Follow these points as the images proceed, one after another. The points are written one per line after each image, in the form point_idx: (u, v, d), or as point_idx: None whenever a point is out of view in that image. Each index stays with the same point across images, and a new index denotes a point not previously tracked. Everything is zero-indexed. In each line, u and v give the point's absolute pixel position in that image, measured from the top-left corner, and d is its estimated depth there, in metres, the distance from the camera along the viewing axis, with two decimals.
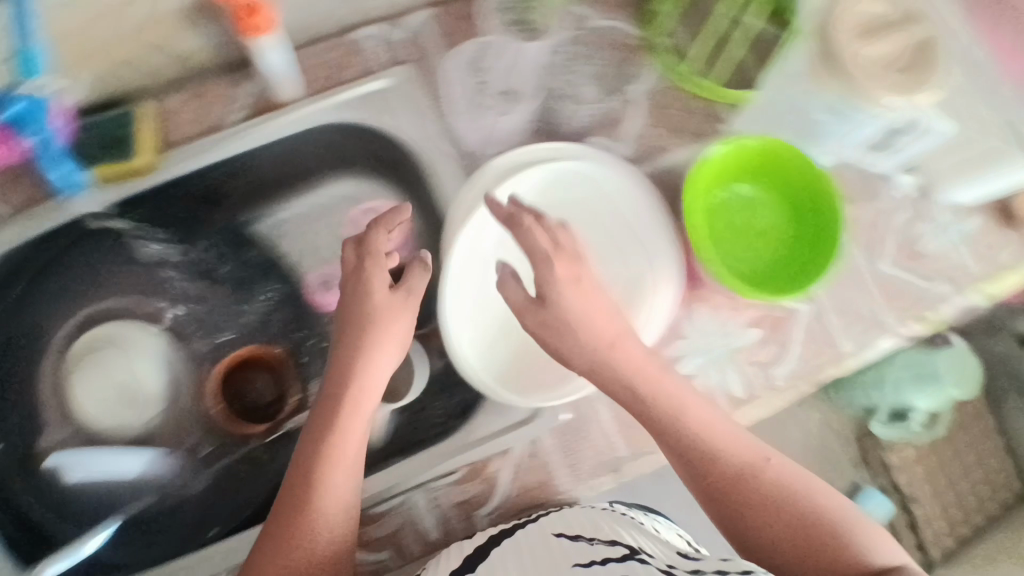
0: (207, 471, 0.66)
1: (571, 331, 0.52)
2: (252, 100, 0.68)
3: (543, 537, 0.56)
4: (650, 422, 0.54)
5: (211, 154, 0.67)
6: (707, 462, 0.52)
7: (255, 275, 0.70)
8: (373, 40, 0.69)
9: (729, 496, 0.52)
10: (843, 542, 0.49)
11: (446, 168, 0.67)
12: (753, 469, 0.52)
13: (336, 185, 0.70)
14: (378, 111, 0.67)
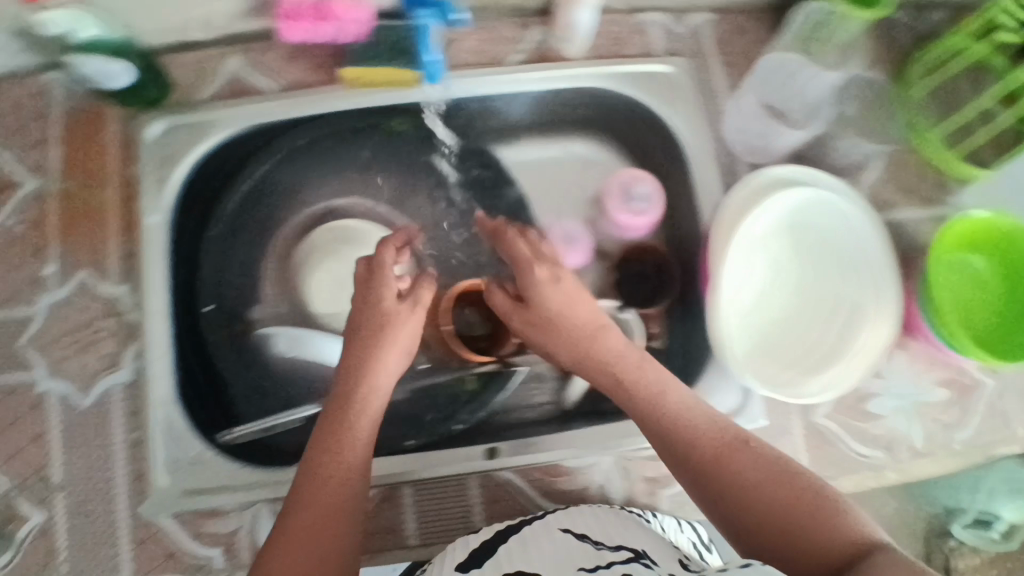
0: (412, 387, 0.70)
1: (551, 324, 0.60)
2: (535, 46, 0.69)
3: (547, 534, 0.55)
4: (654, 414, 0.55)
5: (487, 86, 0.69)
6: (686, 445, 0.53)
7: (483, 203, 0.74)
8: (656, 26, 0.71)
9: (709, 484, 0.51)
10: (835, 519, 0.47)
11: (700, 163, 0.69)
12: (735, 451, 0.52)
13: (584, 146, 0.75)
14: (653, 90, 0.70)
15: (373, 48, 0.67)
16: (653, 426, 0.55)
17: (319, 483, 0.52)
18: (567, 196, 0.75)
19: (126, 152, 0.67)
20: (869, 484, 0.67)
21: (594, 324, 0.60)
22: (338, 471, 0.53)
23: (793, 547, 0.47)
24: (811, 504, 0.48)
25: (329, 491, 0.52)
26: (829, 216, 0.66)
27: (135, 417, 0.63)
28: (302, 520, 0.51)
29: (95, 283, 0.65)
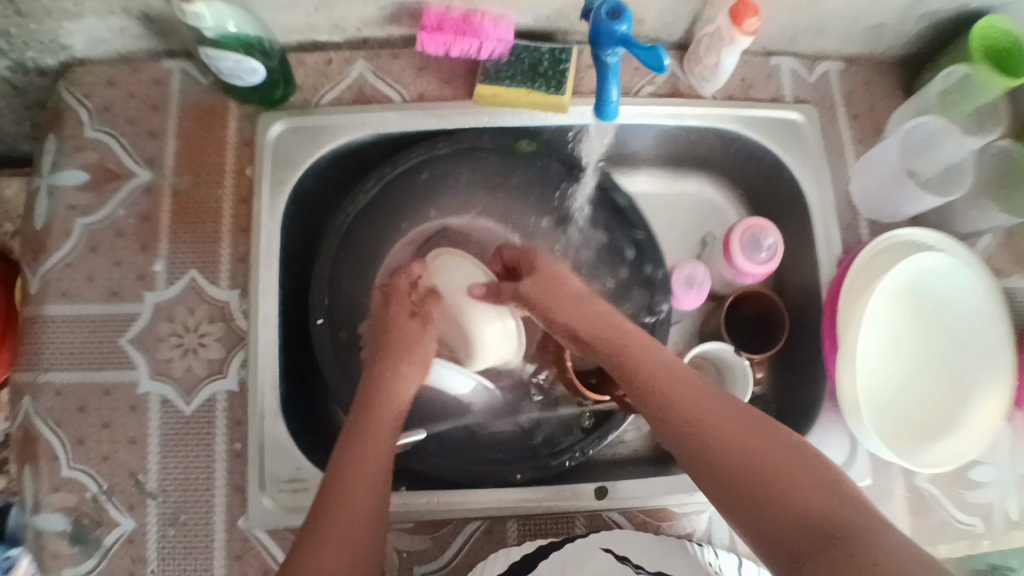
0: (509, 417, 0.68)
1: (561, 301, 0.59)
2: (666, 79, 0.69)
3: (590, 554, 0.55)
4: (661, 394, 0.49)
5: (624, 120, 0.68)
6: (697, 422, 0.46)
7: (613, 242, 0.70)
8: (784, 71, 0.71)
9: (700, 452, 0.45)
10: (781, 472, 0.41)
11: (823, 215, 0.68)
12: (740, 419, 0.45)
13: (700, 184, 0.76)
14: (780, 137, 0.69)
15: (510, 68, 0.65)
16: (651, 405, 0.49)
17: (345, 471, 0.47)
18: (678, 237, 0.75)
19: (247, 150, 0.65)
20: (965, 552, 0.66)
21: (614, 323, 0.56)
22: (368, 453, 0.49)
23: (770, 513, 0.40)
24: (795, 460, 0.42)
25: (368, 473, 0.47)
26: (946, 282, 0.67)
27: (237, 427, 0.60)
28: (339, 502, 0.45)
29: (204, 284, 0.63)
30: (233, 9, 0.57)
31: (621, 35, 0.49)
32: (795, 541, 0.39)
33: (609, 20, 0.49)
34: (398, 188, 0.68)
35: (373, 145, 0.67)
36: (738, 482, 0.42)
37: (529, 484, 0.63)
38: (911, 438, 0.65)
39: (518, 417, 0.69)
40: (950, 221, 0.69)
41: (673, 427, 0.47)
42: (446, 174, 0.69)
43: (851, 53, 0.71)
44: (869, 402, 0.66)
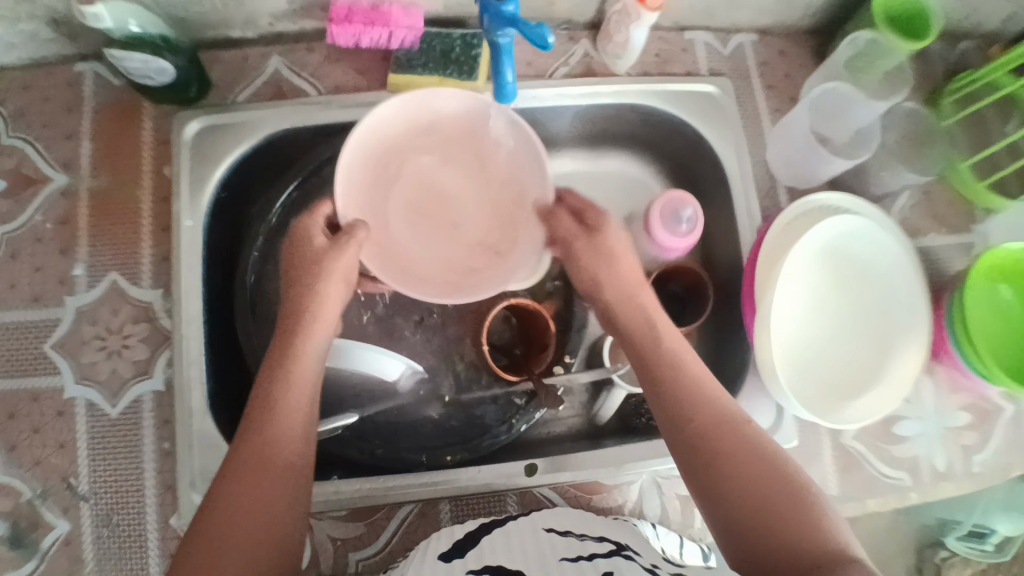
0: (445, 399, 0.68)
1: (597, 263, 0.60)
2: (584, 60, 0.70)
3: (532, 532, 0.55)
4: (673, 384, 0.53)
5: (532, 104, 0.69)
6: (716, 426, 0.50)
7: None
8: (700, 45, 0.73)
9: (703, 451, 0.49)
10: (728, 437, 0.50)
11: (743, 185, 0.69)
12: (737, 436, 0.50)
13: (621, 162, 0.77)
14: (697, 110, 0.70)
15: (422, 56, 0.66)
16: (643, 356, 0.56)
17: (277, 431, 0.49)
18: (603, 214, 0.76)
19: (163, 149, 0.66)
20: (893, 505, 0.68)
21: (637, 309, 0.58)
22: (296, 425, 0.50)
23: (745, 519, 0.46)
24: (730, 431, 0.50)
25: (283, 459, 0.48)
26: (864, 244, 0.68)
27: (165, 426, 0.61)
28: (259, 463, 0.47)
29: (126, 286, 0.63)
30: (134, 9, 0.57)
31: (510, 16, 0.48)
32: (748, 499, 0.47)
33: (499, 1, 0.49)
34: None
35: (291, 138, 0.67)
36: (734, 490, 0.47)
37: (459, 465, 0.63)
38: (831, 399, 0.65)
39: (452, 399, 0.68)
40: (865, 182, 0.73)
41: (673, 414, 0.52)
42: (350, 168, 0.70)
43: (765, 26, 0.73)
44: (790, 362, 0.67)
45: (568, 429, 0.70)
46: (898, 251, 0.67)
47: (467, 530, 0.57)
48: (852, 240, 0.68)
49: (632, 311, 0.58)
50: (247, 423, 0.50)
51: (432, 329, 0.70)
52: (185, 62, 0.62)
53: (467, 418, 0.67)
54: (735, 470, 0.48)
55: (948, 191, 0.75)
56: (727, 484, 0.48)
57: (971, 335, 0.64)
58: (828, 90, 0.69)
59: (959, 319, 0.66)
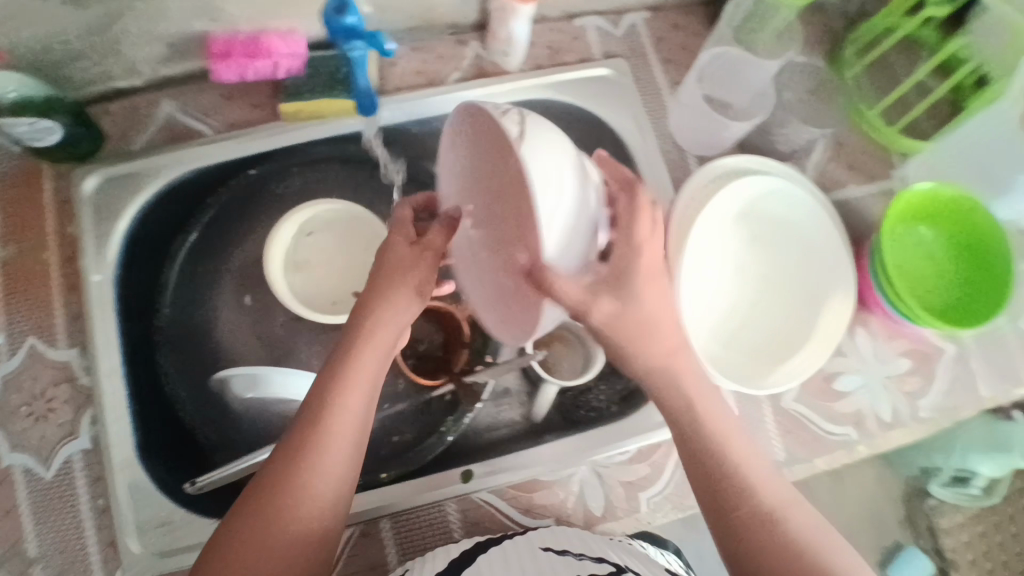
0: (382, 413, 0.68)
1: (640, 339, 0.49)
2: (476, 61, 0.70)
3: (529, 550, 0.55)
4: (722, 462, 0.49)
5: (426, 112, 0.68)
6: (766, 512, 0.48)
7: None
8: (592, 30, 0.72)
9: (749, 541, 0.47)
10: (774, 528, 0.47)
11: (651, 163, 0.68)
12: (781, 533, 0.47)
13: None
14: (597, 94, 0.70)
15: (309, 81, 0.66)
16: (680, 430, 0.51)
17: (301, 472, 0.47)
18: None
19: (65, 211, 0.66)
20: (843, 460, 0.68)
21: (670, 364, 0.51)
22: (336, 466, 0.48)
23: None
24: (773, 522, 0.48)
25: (309, 503, 0.47)
26: (797, 208, 0.68)
27: (98, 483, 0.61)
28: (276, 502, 0.46)
29: (44, 348, 0.63)
30: (14, 76, 0.58)
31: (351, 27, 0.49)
32: None
33: (336, 16, 0.49)
34: (223, 224, 0.68)
35: (195, 181, 0.67)
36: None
37: (395, 481, 0.63)
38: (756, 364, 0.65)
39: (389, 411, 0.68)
40: (775, 142, 0.72)
41: (720, 501, 0.49)
42: (271, 199, 0.69)
43: (653, 1, 0.73)
44: (713, 330, 0.67)
45: (509, 429, 0.69)
46: (813, 206, 0.68)
47: (463, 549, 0.56)
48: (769, 202, 0.69)
49: (666, 386, 0.51)
50: (285, 447, 0.48)
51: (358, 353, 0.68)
52: (72, 118, 0.62)
53: (400, 447, 0.66)
54: (789, 561, 0.46)
55: (866, 139, 0.75)
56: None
57: (903, 295, 0.64)
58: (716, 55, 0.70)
59: (894, 293, 0.65)
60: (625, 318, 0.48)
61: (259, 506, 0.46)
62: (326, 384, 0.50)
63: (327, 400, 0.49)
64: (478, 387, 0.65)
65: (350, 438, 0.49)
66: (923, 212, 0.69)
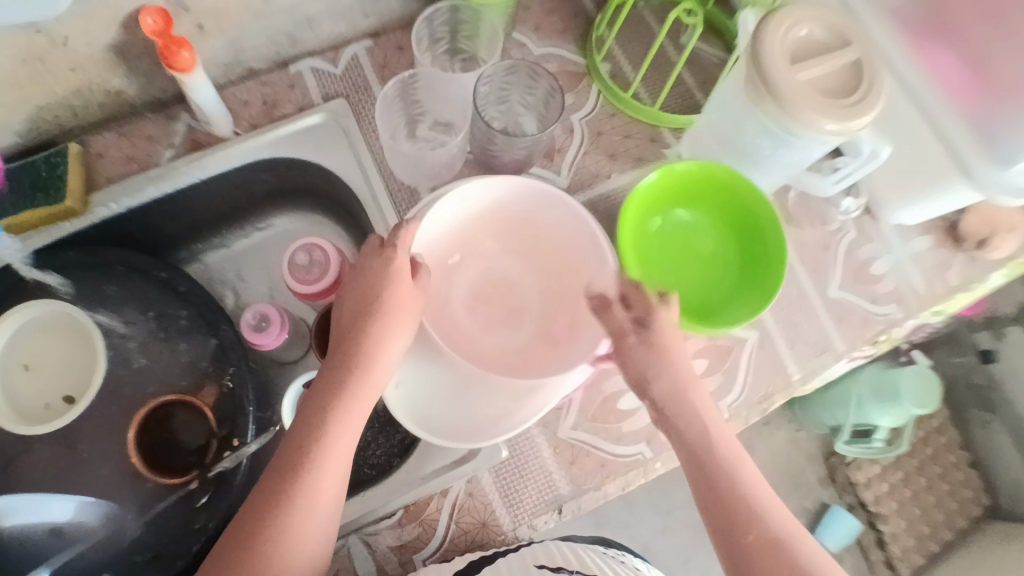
0: (145, 516, 0.63)
1: (661, 356, 0.52)
2: (189, 134, 0.67)
3: (525, 567, 0.56)
4: (731, 482, 0.48)
5: (139, 199, 0.65)
6: (788, 534, 0.47)
7: (197, 326, 0.68)
8: (310, 72, 0.68)
9: (763, 565, 0.46)
10: (788, 545, 0.46)
11: (377, 204, 0.64)
12: (792, 549, 0.46)
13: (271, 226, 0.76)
14: (316, 146, 0.66)
15: (6, 196, 0.63)
16: (685, 447, 0.51)
17: (297, 523, 0.45)
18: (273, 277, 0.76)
19: None
20: (639, 479, 0.64)
21: (684, 384, 0.53)
22: (324, 516, 0.47)
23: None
24: (786, 535, 0.47)
25: (301, 555, 0.46)
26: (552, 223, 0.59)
27: None
28: (271, 554, 0.45)
29: None
30: None
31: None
32: None
33: None
34: None
35: None
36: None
37: None
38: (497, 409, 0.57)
39: (154, 510, 0.63)
40: None
41: (726, 516, 0.48)
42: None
43: (368, 27, 0.68)
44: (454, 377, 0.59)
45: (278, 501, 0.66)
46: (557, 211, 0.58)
47: (456, 569, 0.56)
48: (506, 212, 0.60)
49: (672, 404, 0.52)
50: (269, 493, 0.46)
51: (120, 458, 0.64)
52: None
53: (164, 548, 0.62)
54: None
55: (628, 122, 0.68)
56: None
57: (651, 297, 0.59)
58: (409, 78, 0.63)
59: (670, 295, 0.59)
60: (668, 344, 0.53)
61: (250, 551, 0.44)
62: (314, 426, 0.49)
63: (318, 444, 0.48)
64: (231, 476, 0.65)
65: (339, 488, 0.48)
66: (676, 194, 0.64)
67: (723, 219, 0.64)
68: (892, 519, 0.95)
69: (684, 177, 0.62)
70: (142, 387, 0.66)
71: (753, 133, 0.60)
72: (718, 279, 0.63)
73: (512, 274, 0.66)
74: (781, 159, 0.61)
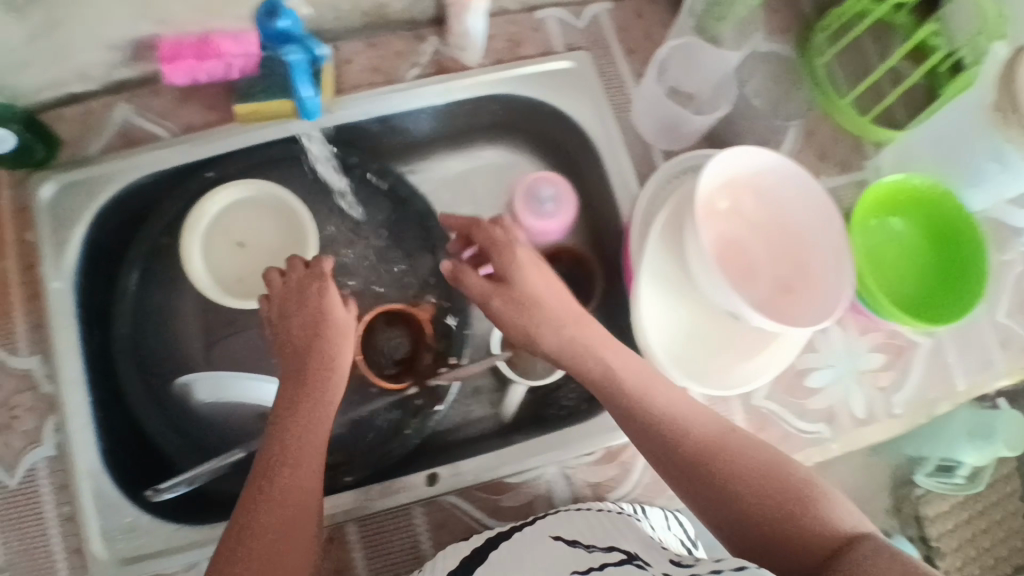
0: (349, 413, 0.67)
1: (539, 303, 0.56)
2: (434, 57, 0.69)
3: (540, 542, 0.53)
4: (651, 416, 0.52)
5: (384, 108, 0.67)
6: (718, 449, 0.50)
7: (425, 241, 0.70)
8: (554, 22, 0.71)
9: (710, 472, 0.49)
10: (714, 443, 0.50)
11: (613, 156, 0.68)
12: (726, 440, 0.51)
13: (488, 152, 0.73)
14: (559, 89, 0.69)
15: (262, 82, 0.65)
16: (605, 389, 0.54)
17: (283, 475, 0.49)
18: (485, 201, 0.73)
19: (23, 218, 0.64)
20: (814, 458, 0.67)
21: (561, 319, 0.56)
22: (310, 468, 0.51)
23: (802, 543, 0.45)
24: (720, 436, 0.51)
25: (298, 502, 0.49)
26: (794, 195, 0.64)
27: (65, 490, 0.60)
28: (267, 504, 0.48)
29: (4, 358, 0.62)
30: None
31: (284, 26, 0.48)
32: (778, 503, 0.47)
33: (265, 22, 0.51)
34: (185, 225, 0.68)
35: (152, 186, 0.66)
36: (766, 517, 0.47)
37: (361, 484, 0.63)
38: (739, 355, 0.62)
39: (357, 411, 0.67)
40: (745, 137, 0.71)
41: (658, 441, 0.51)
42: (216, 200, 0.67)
43: None
44: (697, 329, 0.62)
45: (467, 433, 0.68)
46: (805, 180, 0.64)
47: (473, 547, 0.55)
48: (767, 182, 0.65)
49: (579, 352, 0.56)
50: (257, 472, 0.50)
51: None
52: (25, 129, 0.62)
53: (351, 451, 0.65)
54: (740, 477, 0.49)
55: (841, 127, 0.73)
56: (740, 491, 0.48)
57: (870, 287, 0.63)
58: (676, 48, 0.69)
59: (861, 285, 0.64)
60: (547, 280, 0.57)
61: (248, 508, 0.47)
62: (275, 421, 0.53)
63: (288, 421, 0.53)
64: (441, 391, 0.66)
65: (318, 449, 0.52)
66: (905, 202, 0.67)
67: (941, 235, 0.66)
68: (950, 556, 1.00)
69: (920, 188, 0.66)
70: (345, 288, 0.69)
71: (986, 153, 0.65)
72: (928, 285, 0.66)
73: (752, 241, 0.66)
74: (1002, 181, 0.66)
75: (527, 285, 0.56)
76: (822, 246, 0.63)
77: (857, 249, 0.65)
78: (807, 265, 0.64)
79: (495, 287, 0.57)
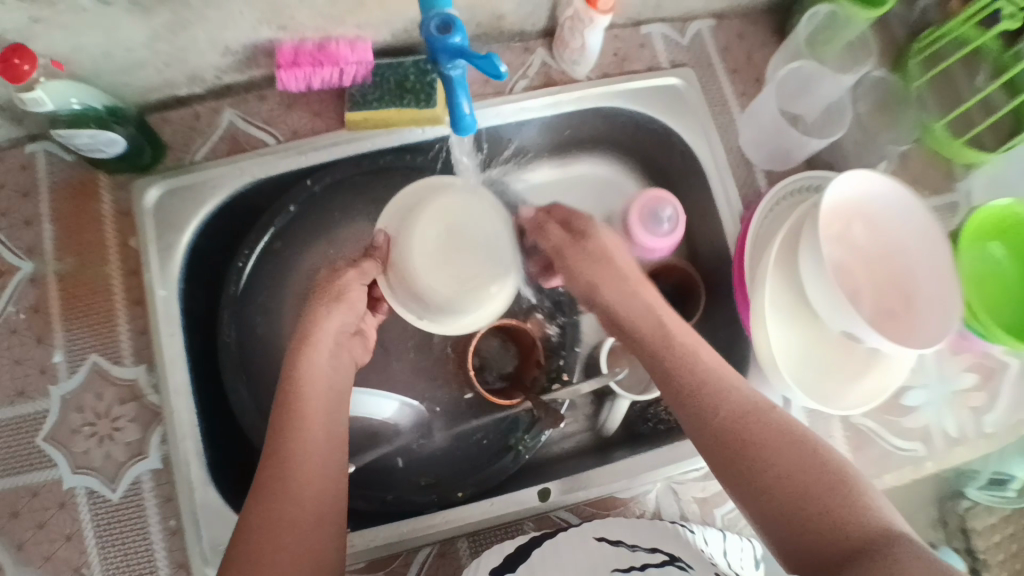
0: (453, 428, 0.68)
1: (601, 265, 0.60)
2: (542, 70, 0.69)
3: (583, 542, 0.51)
4: (696, 395, 0.50)
5: (494, 120, 0.67)
6: (755, 440, 0.46)
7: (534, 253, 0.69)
8: (659, 38, 0.71)
9: (742, 449, 0.46)
10: (754, 423, 0.47)
11: (719, 173, 0.69)
12: (762, 418, 0.47)
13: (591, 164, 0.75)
14: (662, 106, 0.69)
15: (375, 89, 0.65)
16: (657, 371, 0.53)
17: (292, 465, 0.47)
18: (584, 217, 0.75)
19: (126, 221, 0.63)
20: (909, 477, 0.68)
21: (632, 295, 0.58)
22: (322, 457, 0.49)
23: (838, 543, 0.40)
24: (756, 414, 0.48)
25: (306, 491, 0.47)
26: (904, 218, 0.65)
27: (168, 504, 0.58)
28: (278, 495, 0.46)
29: (108, 366, 0.61)
30: (75, 86, 0.55)
31: (458, 47, 0.47)
32: (804, 486, 0.43)
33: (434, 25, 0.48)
34: (294, 223, 0.68)
35: (255, 190, 0.66)
36: (810, 523, 0.42)
37: (469, 500, 0.62)
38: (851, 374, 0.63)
39: (461, 426, 0.68)
40: (843, 158, 0.72)
41: (702, 421, 0.49)
42: (325, 207, 0.69)
43: (719, 9, 0.72)
44: (813, 349, 0.63)
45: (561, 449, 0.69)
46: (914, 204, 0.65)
47: (516, 544, 0.53)
48: (880, 203, 0.65)
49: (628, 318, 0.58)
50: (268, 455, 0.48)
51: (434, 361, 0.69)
52: (135, 131, 0.60)
53: (455, 464, 0.67)
54: (770, 456, 0.45)
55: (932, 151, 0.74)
56: (772, 472, 0.45)
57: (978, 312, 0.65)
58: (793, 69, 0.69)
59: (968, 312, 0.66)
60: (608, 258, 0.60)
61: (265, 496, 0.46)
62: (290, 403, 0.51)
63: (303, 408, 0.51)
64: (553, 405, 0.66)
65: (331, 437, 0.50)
66: (1005, 229, 0.68)
67: None
68: None
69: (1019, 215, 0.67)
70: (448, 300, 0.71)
71: None
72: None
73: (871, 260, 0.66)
74: None
75: (601, 251, 0.61)
76: (926, 271, 0.64)
77: (962, 274, 0.66)
78: (916, 289, 0.64)
79: (565, 243, 0.62)
